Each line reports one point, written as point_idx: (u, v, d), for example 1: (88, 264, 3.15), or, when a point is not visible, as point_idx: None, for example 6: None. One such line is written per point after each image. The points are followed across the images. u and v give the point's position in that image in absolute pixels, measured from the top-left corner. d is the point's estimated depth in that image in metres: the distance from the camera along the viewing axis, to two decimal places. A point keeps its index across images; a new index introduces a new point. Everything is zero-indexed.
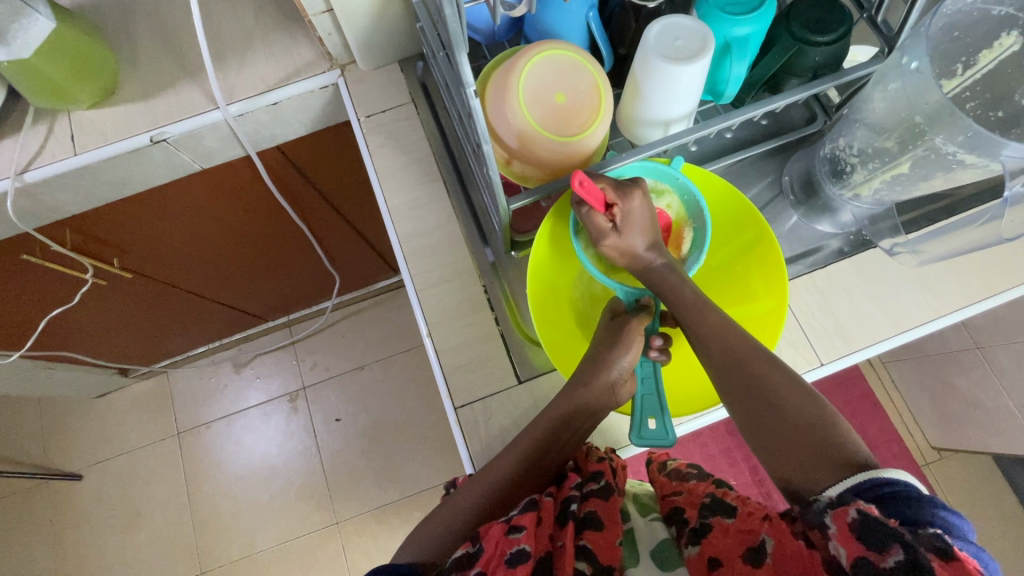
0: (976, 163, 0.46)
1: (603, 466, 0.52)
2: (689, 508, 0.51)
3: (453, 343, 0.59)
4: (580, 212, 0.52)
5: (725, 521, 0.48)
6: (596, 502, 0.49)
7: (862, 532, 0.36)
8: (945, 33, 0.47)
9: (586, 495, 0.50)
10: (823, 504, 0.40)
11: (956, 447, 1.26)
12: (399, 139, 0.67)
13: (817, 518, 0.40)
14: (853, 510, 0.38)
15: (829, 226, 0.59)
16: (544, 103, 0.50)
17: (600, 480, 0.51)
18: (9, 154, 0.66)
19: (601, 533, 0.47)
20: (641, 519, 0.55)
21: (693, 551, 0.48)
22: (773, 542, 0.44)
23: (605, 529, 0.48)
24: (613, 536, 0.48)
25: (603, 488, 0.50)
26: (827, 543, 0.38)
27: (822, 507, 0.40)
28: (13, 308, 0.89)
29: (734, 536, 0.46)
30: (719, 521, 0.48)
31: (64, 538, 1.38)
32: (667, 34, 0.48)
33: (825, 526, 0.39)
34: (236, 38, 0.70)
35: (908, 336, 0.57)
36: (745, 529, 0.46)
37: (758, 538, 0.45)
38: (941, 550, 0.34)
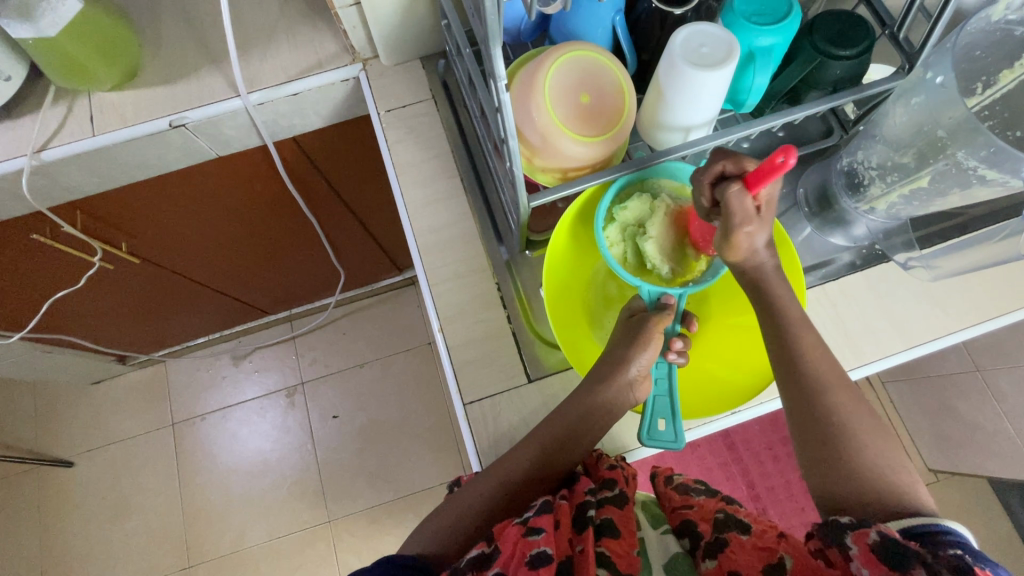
0: (996, 178, 0.46)
1: (616, 473, 0.52)
2: (702, 523, 0.51)
3: (465, 339, 0.59)
4: (731, 190, 0.46)
5: (742, 536, 0.48)
6: (611, 510, 0.49)
7: (886, 555, 0.38)
8: (967, 52, 0.48)
9: (602, 501, 0.50)
10: (841, 524, 0.42)
11: (953, 470, 1.27)
12: (418, 135, 0.67)
13: (836, 538, 0.42)
14: (874, 532, 0.40)
15: (841, 239, 0.60)
16: (568, 102, 0.51)
17: (615, 488, 0.51)
18: (27, 133, 0.66)
19: (619, 541, 0.47)
20: (652, 531, 0.55)
21: (710, 565, 0.48)
22: (792, 560, 0.44)
23: (622, 537, 0.48)
24: (630, 545, 0.47)
25: (618, 495, 0.50)
26: (849, 565, 0.40)
27: (841, 528, 0.42)
28: (17, 288, 0.89)
29: (753, 552, 0.46)
30: (735, 537, 0.48)
31: (51, 526, 1.36)
32: (693, 41, 0.49)
33: (847, 548, 0.41)
34: (259, 29, 0.70)
35: (918, 351, 0.57)
36: (763, 546, 0.46)
37: (776, 556, 0.45)
38: (961, 569, 0.36)
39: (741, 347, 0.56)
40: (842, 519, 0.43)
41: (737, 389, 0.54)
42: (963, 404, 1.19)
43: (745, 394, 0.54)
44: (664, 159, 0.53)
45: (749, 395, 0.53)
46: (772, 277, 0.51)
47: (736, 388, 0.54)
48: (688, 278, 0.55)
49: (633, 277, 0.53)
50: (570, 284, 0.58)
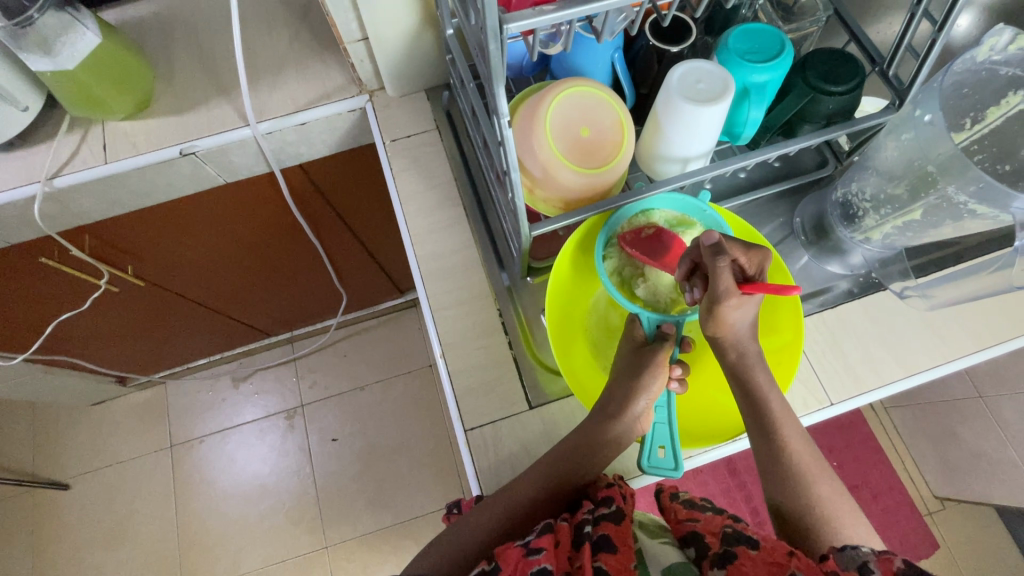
0: (987, 213, 0.47)
1: (613, 491, 0.52)
2: (710, 535, 0.51)
3: (466, 366, 0.59)
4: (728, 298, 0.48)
5: (751, 551, 0.47)
6: (608, 526, 0.48)
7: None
8: (955, 90, 0.49)
9: (599, 519, 0.50)
10: (862, 553, 0.44)
11: (959, 499, 1.25)
12: (422, 164, 0.69)
13: (854, 562, 0.43)
14: (898, 559, 0.41)
15: (838, 267, 0.61)
16: (570, 135, 0.52)
17: (612, 505, 0.51)
18: (41, 160, 0.68)
19: (616, 555, 0.46)
20: (649, 543, 0.55)
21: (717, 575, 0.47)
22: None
23: (619, 551, 0.46)
24: (628, 559, 0.46)
25: (615, 511, 0.50)
26: None
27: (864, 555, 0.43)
28: (23, 310, 0.90)
29: (763, 566, 0.45)
30: (744, 550, 0.47)
31: (44, 550, 1.34)
32: (690, 77, 0.51)
33: (868, 570, 0.42)
34: (269, 61, 0.73)
35: (917, 380, 0.57)
36: (772, 562, 0.46)
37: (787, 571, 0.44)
38: None
39: None
40: (864, 548, 0.44)
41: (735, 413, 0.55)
42: (966, 432, 1.18)
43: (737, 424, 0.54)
44: (662, 189, 0.54)
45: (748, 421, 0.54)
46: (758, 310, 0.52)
47: (731, 417, 0.55)
48: (689, 304, 0.56)
49: (632, 305, 0.54)
50: (571, 311, 0.59)
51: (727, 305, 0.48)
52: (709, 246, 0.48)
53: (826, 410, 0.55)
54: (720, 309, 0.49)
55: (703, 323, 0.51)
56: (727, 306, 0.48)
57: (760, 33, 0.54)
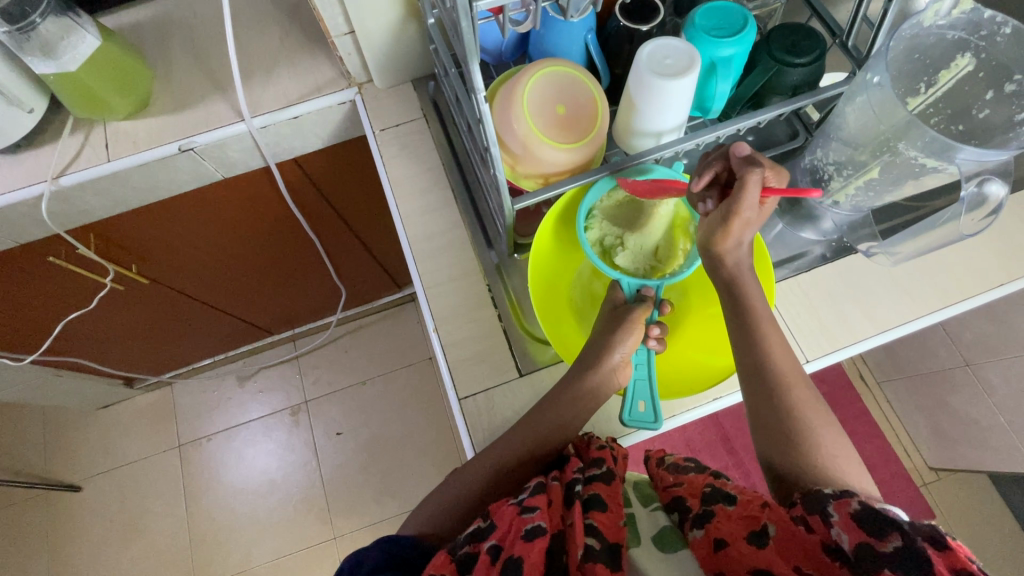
0: (936, 166, 0.50)
1: (603, 453, 0.55)
2: (691, 497, 0.54)
3: (458, 338, 0.62)
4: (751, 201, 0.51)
5: (728, 508, 0.50)
6: (598, 486, 0.51)
7: (865, 521, 0.42)
8: (907, 55, 0.52)
9: (589, 479, 0.52)
10: (824, 495, 0.46)
11: (953, 467, 1.28)
12: (411, 151, 0.72)
13: (818, 506, 0.45)
14: (855, 502, 0.44)
15: (811, 233, 0.64)
16: (547, 113, 0.55)
17: (602, 466, 0.53)
18: (46, 161, 0.71)
19: (606, 513, 0.49)
20: (641, 508, 0.57)
21: (697, 534, 0.50)
22: (775, 528, 0.46)
23: (609, 510, 0.49)
24: (617, 516, 0.49)
25: (605, 473, 0.52)
26: (830, 529, 0.44)
27: (825, 497, 0.45)
28: (33, 311, 0.93)
29: (738, 521, 0.48)
30: (722, 508, 0.50)
31: (59, 551, 1.37)
32: (658, 53, 0.54)
33: (829, 514, 0.44)
34: (261, 59, 0.76)
35: (888, 336, 0.60)
36: (747, 514, 0.49)
37: (760, 523, 0.47)
38: (934, 539, 0.39)
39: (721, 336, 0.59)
40: (825, 490, 0.46)
41: (713, 371, 0.57)
42: (955, 400, 1.21)
43: (725, 370, 0.57)
44: (638, 162, 0.57)
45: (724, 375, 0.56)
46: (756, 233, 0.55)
47: (717, 367, 0.57)
48: (666, 269, 0.59)
49: (612, 270, 0.57)
50: (555, 281, 0.62)
51: (743, 216, 0.51)
52: (740, 157, 0.52)
53: (801, 367, 0.58)
54: (736, 218, 0.51)
55: (711, 234, 0.53)
56: (745, 219, 0.51)
57: (723, 9, 0.57)
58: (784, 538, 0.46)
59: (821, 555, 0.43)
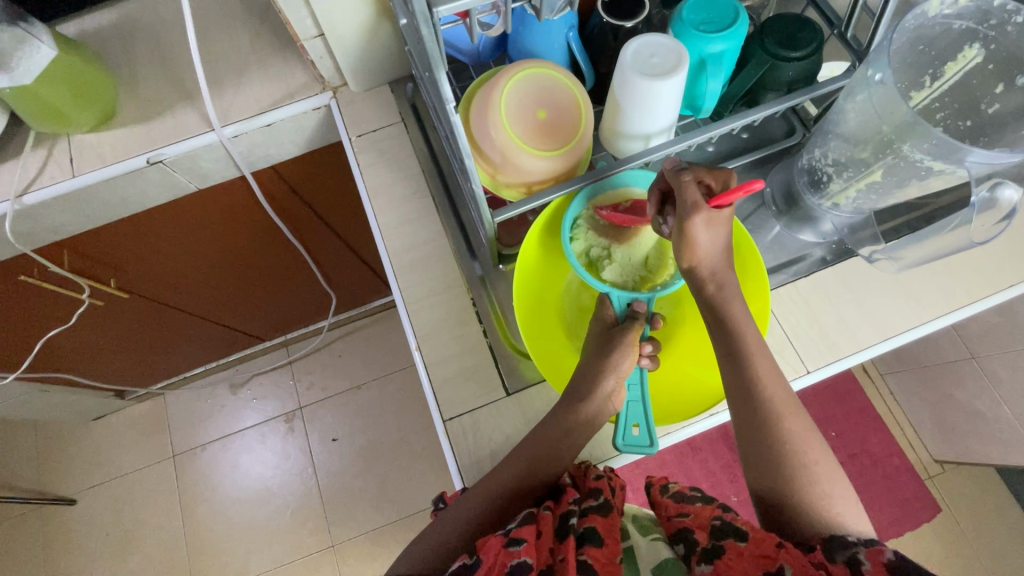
0: (944, 169, 0.47)
1: (602, 483, 0.53)
2: (699, 530, 0.52)
3: (442, 356, 0.59)
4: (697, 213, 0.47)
5: (739, 544, 0.47)
6: (594, 518, 0.49)
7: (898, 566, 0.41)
8: (911, 47, 0.49)
9: (585, 510, 0.50)
10: (851, 542, 0.45)
11: (958, 460, 1.25)
12: (389, 157, 0.68)
13: (846, 554, 0.44)
14: (887, 550, 0.42)
15: (810, 236, 0.61)
16: (527, 119, 0.52)
17: (599, 497, 0.51)
18: (9, 178, 0.68)
19: (601, 548, 0.47)
20: (641, 539, 0.56)
21: (705, 569, 0.48)
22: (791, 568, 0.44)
23: (605, 545, 0.47)
24: (614, 552, 0.47)
25: (601, 504, 0.50)
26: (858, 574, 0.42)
27: (853, 545, 0.44)
28: (10, 329, 0.90)
29: (750, 560, 0.46)
30: (733, 544, 0.47)
31: (56, 564, 1.36)
32: (644, 51, 0.50)
33: (858, 561, 0.43)
34: (231, 64, 0.72)
35: (892, 343, 0.57)
36: (760, 554, 0.46)
37: (775, 565, 0.44)
38: None
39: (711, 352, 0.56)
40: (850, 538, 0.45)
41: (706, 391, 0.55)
42: (960, 393, 1.18)
43: (713, 397, 0.54)
44: (625, 167, 0.54)
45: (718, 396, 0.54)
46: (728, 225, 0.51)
47: (710, 386, 0.55)
48: (657, 280, 0.57)
49: (601, 284, 0.54)
50: (543, 294, 0.59)
51: (697, 220, 0.47)
52: (671, 169, 0.50)
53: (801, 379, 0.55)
54: (690, 224, 0.47)
55: (678, 251, 0.51)
56: (697, 223, 0.47)
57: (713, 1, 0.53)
58: None
59: None
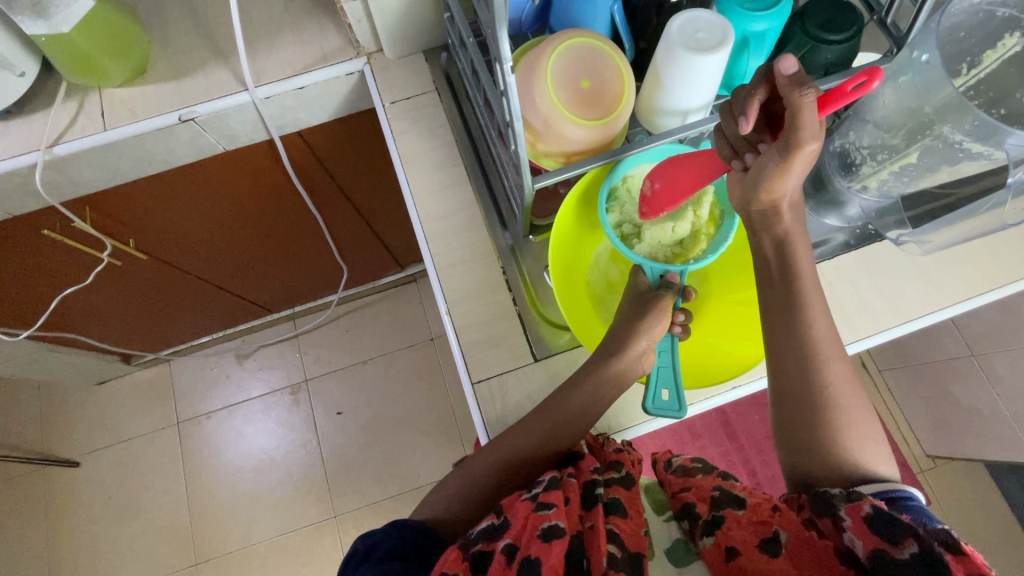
0: (981, 151, 0.49)
1: (622, 456, 0.55)
2: (700, 503, 0.54)
3: (471, 321, 0.60)
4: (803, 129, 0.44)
5: (738, 513, 0.50)
6: (618, 490, 0.52)
7: (878, 526, 0.42)
8: (951, 33, 0.50)
9: (609, 482, 0.53)
10: (834, 495, 0.46)
11: (950, 455, 1.29)
12: (422, 125, 0.69)
13: (829, 510, 0.45)
14: (867, 505, 0.44)
15: (835, 220, 0.62)
16: (571, 87, 0.52)
17: (621, 470, 0.54)
18: (40, 128, 0.68)
19: (626, 520, 0.50)
20: (656, 518, 0.58)
21: (708, 542, 0.51)
22: (786, 534, 0.47)
23: (629, 517, 0.50)
24: (636, 524, 0.50)
25: (624, 476, 0.53)
26: (841, 534, 0.44)
27: (834, 500, 0.46)
28: (28, 285, 0.90)
29: (749, 527, 0.49)
30: (732, 514, 0.51)
31: (59, 526, 1.37)
32: (689, 26, 0.51)
33: (840, 519, 0.44)
34: (264, 25, 0.72)
35: (911, 326, 0.59)
36: (758, 521, 0.49)
37: (771, 530, 0.48)
38: (948, 543, 0.39)
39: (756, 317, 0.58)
40: (833, 491, 0.46)
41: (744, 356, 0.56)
42: (959, 389, 1.20)
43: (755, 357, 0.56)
44: (658, 143, 0.54)
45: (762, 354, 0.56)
46: (790, 197, 0.51)
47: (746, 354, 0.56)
48: (689, 256, 0.58)
49: (634, 254, 0.55)
50: (573, 264, 0.60)
51: (809, 146, 0.44)
52: (787, 77, 0.44)
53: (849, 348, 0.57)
54: (800, 149, 0.45)
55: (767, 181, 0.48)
56: (812, 149, 0.45)
57: None
58: (796, 543, 0.46)
59: (835, 562, 0.44)
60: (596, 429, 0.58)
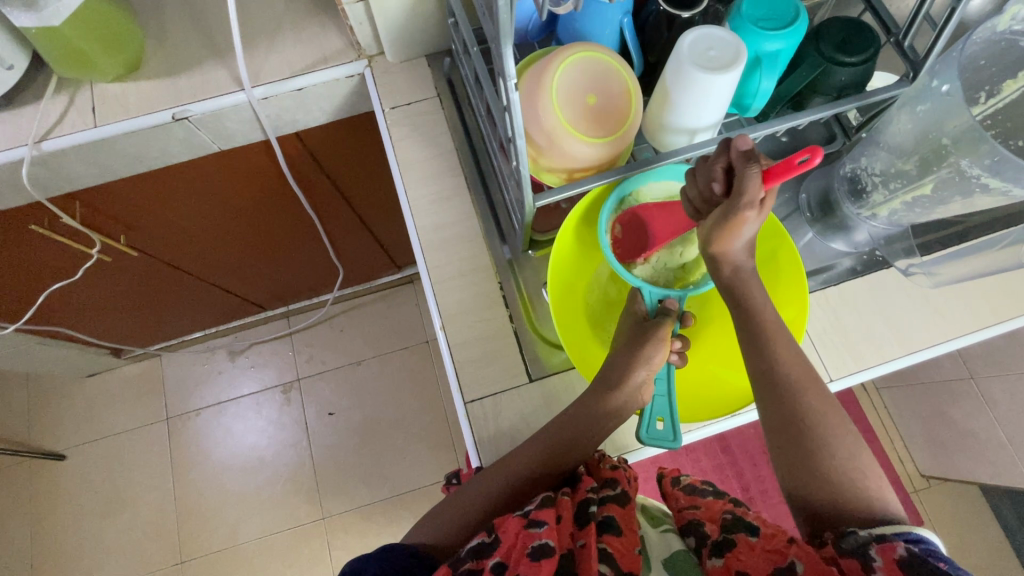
0: (999, 187, 0.47)
1: (618, 473, 0.53)
2: (710, 523, 0.53)
3: (466, 338, 0.59)
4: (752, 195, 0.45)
5: (751, 539, 0.48)
6: (613, 508, 0.50)
7: (911, 567, 0.40)
8: (971, 61, 0.49)
9: (604, 499, 0.51)
10: (863, 538, 0.44)
11: (945, 476, 1.28)
12: (422, 132, 0.67)
13: (858, 550, 0.43)
14: (900, 547, 0.42)
15: (842, 245, 0.60)
16: (578, 104, 0.51)
17: (616, 487, 0.52)
18: (28, 122, 0.66)
19: (620, 539, 0.48)
20: (653, 531, 0.56)
21: (716, 563, 0.49)
22: (803, 565, 0.44)
23: (623, 535, 0.49)
24: (631, 542, 0.48)
25: (620, 494, 0.51)
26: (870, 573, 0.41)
27: (865, 542, 0.44)
28: (14, 279, 0.88)
29: (761, 555, 0.46)
30: (744, 539, 0.48)
31: (43, 519, 1.35)
32: (701, 44, 0.49)
33: (871, 559, 0.42)
34: (264, 23, 0.70)
35: (915, 357, 0.57)
36: (771, 549, 0.46)
37: (787, 560, 0.45)
38: None
39: (736, 352, 0.57)
40: (863, 533, 0.44)
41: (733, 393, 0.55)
42: (956, 411, 1.19)
43: (744, 398, 0.54)
44: (667, 161, 0.53)
45: (750, 397, 0.54)
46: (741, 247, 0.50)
47: (734, 391, 0.55)
48: (689, 280, 0.58)
49: (634, 278, 0.53)
50: (572, 284, 0.59)
51: (745, 215, 0.46)
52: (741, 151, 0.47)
53: (828, 385, 0.55)
54: (737, 217, 0.46)
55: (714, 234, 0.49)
56: (746, 217, 0.46)
57: None
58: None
59: None
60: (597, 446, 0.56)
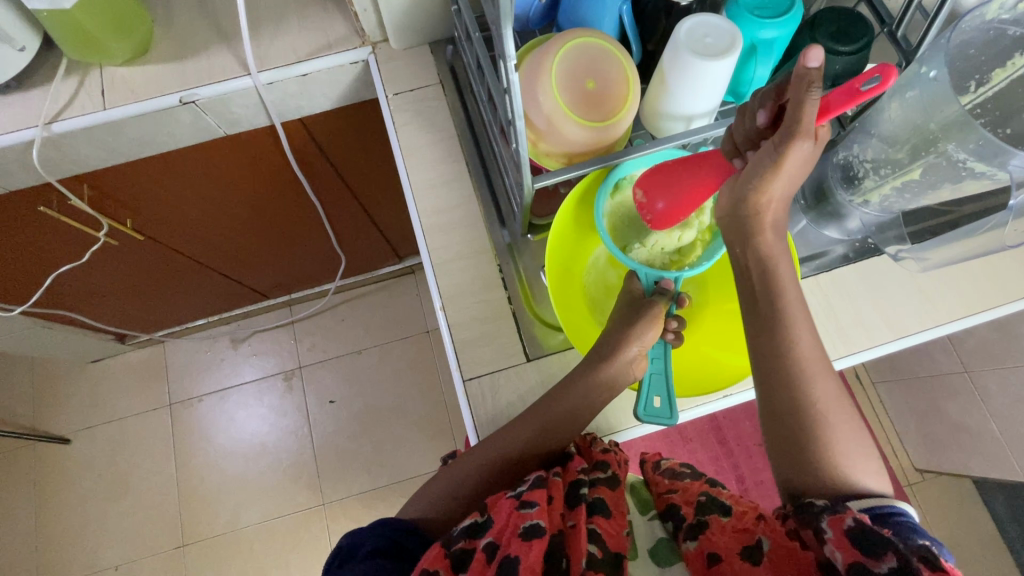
0: (985, 171, 0.49)
1: (609, 456, 0.54)
2: (685, 506, 0.54)
3: (465, 318, 0.60)
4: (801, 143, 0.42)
5: (722, 519, 0.51)
6: (603, 490, 0.52)
7: (860, 541, 0.41)
8: (960, 50, 0.50)
9: (594, 481, 0.52)
10: (818, 508, 0.45)
11: (939, 470, 1.29)
12: (425, 118, 0.68)
13: (811, 522, 0.44)
14: (848, 518, 0.43)
15: (835, 232, 0.62)
16: (576, 88, 0.52)
17: (607, 470, 0.53)
18: (38, 104, 0.67)
19: (609, 520, 0.49)
20: (640, 517, 0.58)
21: (690, 546, 0.51)
22: (769, 542, 0.47)
23: (612, 517, 0.50)
24: (619, 525, 0.50)
25: (610, 477, 0.52)
26: (823, 546, 0.43)
27: (817, 513, 0.44)
28: (22, 261, 0.90)
29: (732, 534, 0.49)
30: (716, 519, 0.51)
31: (47, 502, 1.37)
32: (698, 31, 0.50)
33: (822, 531, 0.43)
34: (270, 9, 0.71)
35: (903, 342, 0.59)
36: (741, 527, 0.49)
37: (754, 538, 0.48)
38: (927, 558, 0.39)
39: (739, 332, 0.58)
40: (817, 503, 0.45)
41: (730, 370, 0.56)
42: (950, 405, 1.20)
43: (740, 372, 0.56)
44: (663, 146, 0.54)
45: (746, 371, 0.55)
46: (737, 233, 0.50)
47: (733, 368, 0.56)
48: (686, 262, 0.58)
49: (631, 260, 0.55)
50: (570, 267, 0.60)
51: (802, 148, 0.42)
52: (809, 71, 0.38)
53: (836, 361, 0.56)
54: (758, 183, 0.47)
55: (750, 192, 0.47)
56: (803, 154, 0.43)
57: None
58: (777, 553, 0.46)
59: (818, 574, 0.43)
60: (586, 429, 0.57)
